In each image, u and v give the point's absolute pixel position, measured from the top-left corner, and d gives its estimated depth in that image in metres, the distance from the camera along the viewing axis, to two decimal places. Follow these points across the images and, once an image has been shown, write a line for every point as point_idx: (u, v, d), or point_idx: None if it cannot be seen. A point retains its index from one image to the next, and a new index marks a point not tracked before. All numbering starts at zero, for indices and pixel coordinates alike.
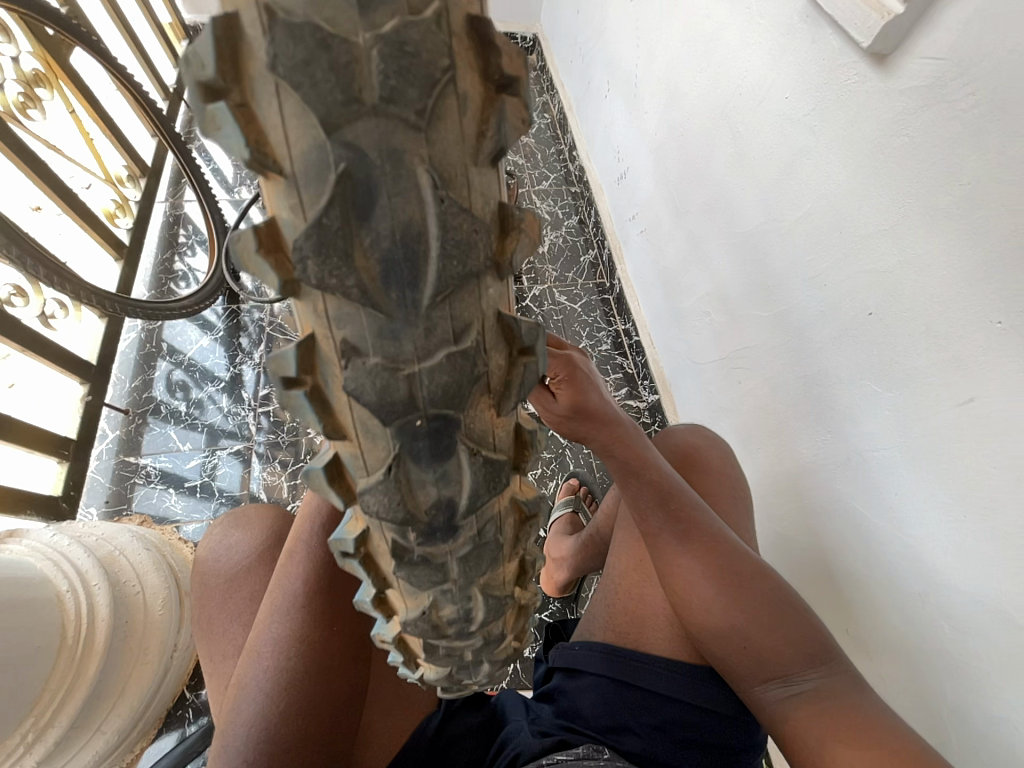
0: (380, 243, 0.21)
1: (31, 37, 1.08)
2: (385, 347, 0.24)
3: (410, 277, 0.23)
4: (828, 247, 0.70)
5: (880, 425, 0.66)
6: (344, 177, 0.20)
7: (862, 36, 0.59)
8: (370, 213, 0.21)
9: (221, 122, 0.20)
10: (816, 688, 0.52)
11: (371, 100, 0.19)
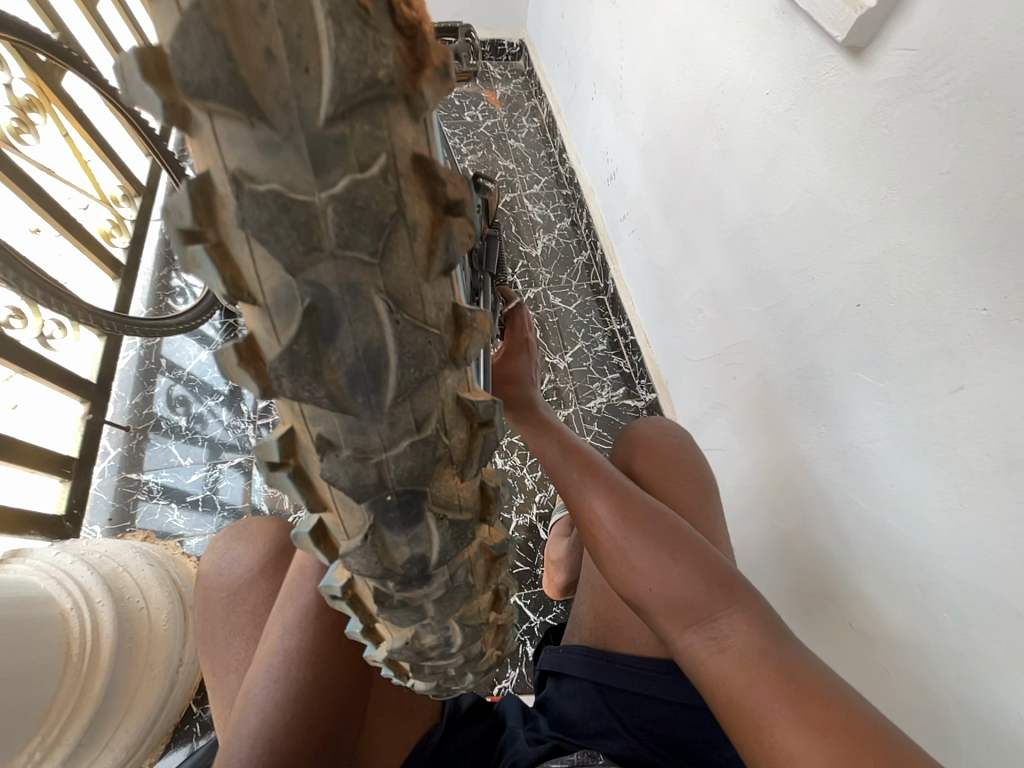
0: (346, 360, 0.24)
1: (23, 63, 1.09)
2: (355, 439, 0.27)
3: (374, 384, 0.25)
4: (813, 239, 0.70)
5: (873, 416, 0.65)
6: (310, 310, 0.23)
7: (837, 30, 0.60)
8: (335, 335, 0.24)
9: (201, 262, 0.22)
10: (734, 631, 0.51)
11: (329, 247, 0.22)
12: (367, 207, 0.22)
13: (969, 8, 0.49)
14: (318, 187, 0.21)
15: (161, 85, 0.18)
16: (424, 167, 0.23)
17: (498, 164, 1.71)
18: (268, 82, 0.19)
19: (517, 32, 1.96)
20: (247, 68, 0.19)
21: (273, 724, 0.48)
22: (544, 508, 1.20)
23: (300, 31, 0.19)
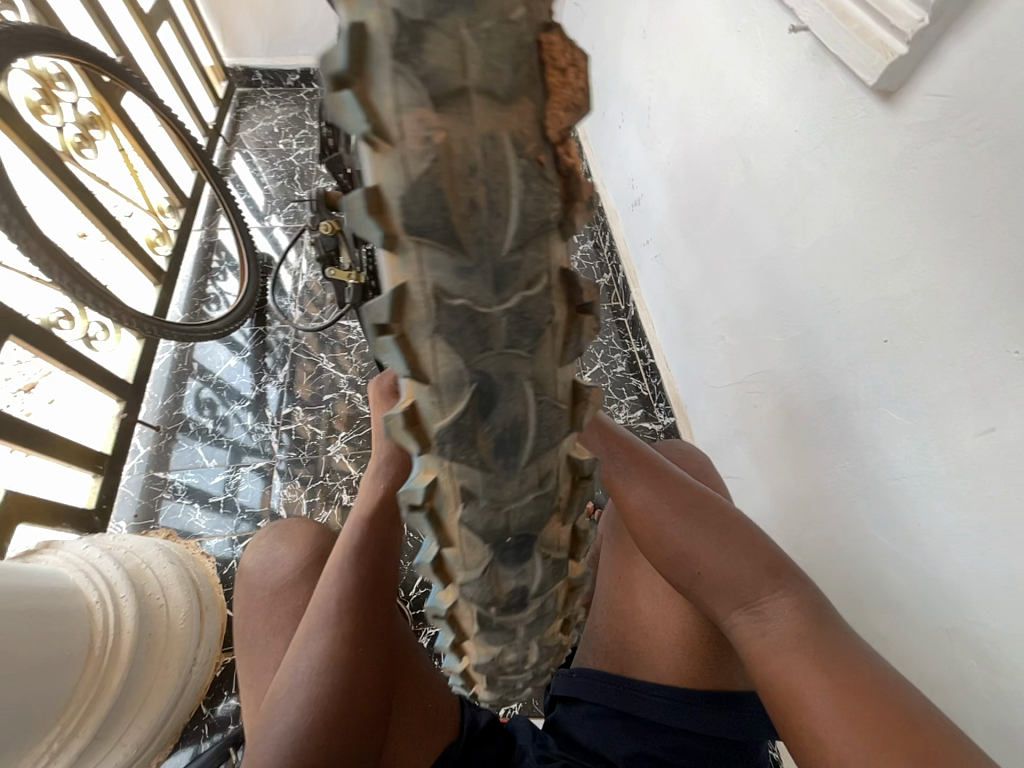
0: (497, 430, 0.28)
1: (90, 84, 1.19)
2: (492, 491, 0.30)
3: (514, 447, 0.29)
4: (840, 274, 0.71)
5: (900, 453, 0.65)
6: (476, 390, 0.26)
7: (868, 74, 0.61)
8: (491, 412, 0.27)
9: (389, 350, 0.25)
10: (777, 614, 0.50)
11: (499, 345, 0.26)
12: (531, 316, 0.25)
13: (1001, 58, 0.50)
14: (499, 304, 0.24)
15: (378, 217, 0.22)
16: (568, 278, 0.26)
17: None
18: (470, 225, 0.22)
19: None
20: (456, 215, 0.22)
21: (304, 717, 0.49)
22: None
23: (497, 187, 0.22)
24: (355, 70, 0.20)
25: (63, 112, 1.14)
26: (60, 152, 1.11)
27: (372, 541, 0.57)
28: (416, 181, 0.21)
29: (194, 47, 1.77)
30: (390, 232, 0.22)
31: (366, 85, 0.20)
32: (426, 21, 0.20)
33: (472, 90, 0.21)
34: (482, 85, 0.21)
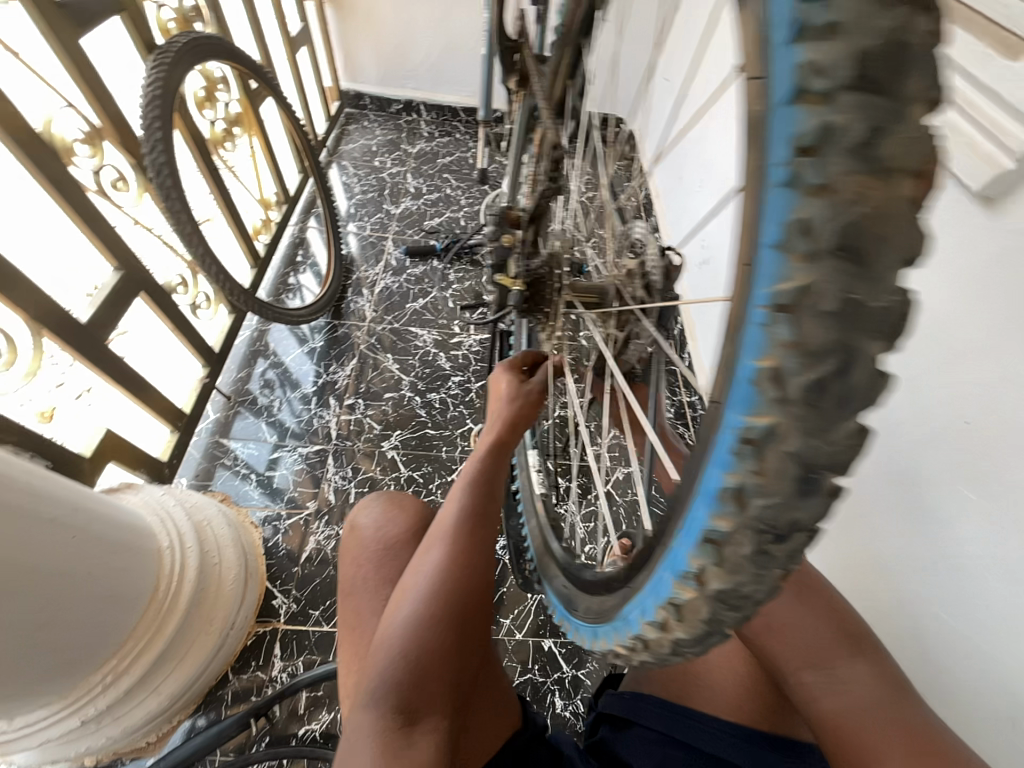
0: (855, 385, 0.23)
1: (240, 88, 1.33)
2: (808, 448, 0.24)
3: (855, 401, 0.24)
4: (923, 353, 0.76)
5: (971, 532, 0.66)
6: (844, 346, 0.23)
7: (971, 181, 0.67)
8: (850, 369, 0.23)
9: (778, 324, 0.24)
10: (856, 680, 0.52)
11: (885, 291, 0.23)
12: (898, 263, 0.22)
13: None
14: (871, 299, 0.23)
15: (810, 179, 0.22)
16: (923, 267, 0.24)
17: None
18: (881, 262, 0.22)
19: None
20: (873, 203, 0.22)
21: (426, 611, 0.54)
22: None
23: (900, 210, 0.22)
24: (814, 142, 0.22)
25: (217, 110, 1.29)
26: (209, 142, 1.25)
27: (491, 475, 0.66)
28: (844, 207, 0.22)
29: (320, 69, 1.98)
30: (802, 266, 0.23)
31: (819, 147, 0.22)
32: (883, 126, 0.21)
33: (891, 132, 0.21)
34: (907, 162, 0.22)
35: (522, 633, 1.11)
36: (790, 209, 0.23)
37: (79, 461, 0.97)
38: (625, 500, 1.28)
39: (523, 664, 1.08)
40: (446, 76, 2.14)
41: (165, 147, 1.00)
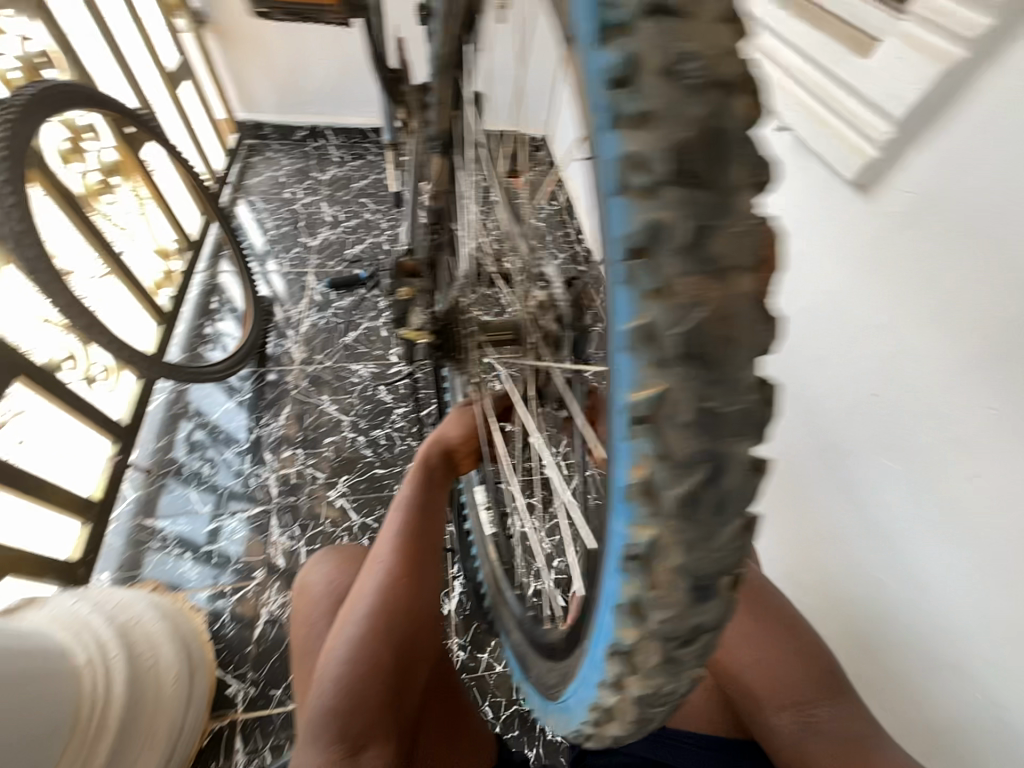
0: (724, 486, 0.25)
1: (115, 135, 1.22)
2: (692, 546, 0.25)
3: (730, 501, 0.25)
4: (829, 335, 0.80)
5: (897, 499, 0.70)
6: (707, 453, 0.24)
7: (845, 168, 0.72)
8: (715, 477, 0.24)
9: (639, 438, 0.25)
10: (828, 721, 0.54)
11: (737, 397, 0.24)
12: (733, 374, 0.24)
13: (954, 168, 0.60)
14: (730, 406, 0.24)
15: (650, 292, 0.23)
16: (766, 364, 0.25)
17: None
18: (733, 358, 0.23)
19: None
20: (707, 322, 0.23)
21: (368, 650, 0.52)
22: None
23: (727, 329, 0.23)
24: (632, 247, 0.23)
25: (88, 160, 1.17)
26: (82, 199, 1.14)
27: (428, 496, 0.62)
28: (682, 325, 0.22)
29: (209, 103, 1.87)
30: (655, 374, 0.24)
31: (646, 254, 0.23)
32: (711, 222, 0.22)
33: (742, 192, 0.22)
34: (730, 271, 0.23)
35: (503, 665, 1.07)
36: (629, 310, 0.24)
37: None
38: None
39: (508, 698, 1.04)
40: (348, 98, 2.07)
41: (22, 212, 0.89)
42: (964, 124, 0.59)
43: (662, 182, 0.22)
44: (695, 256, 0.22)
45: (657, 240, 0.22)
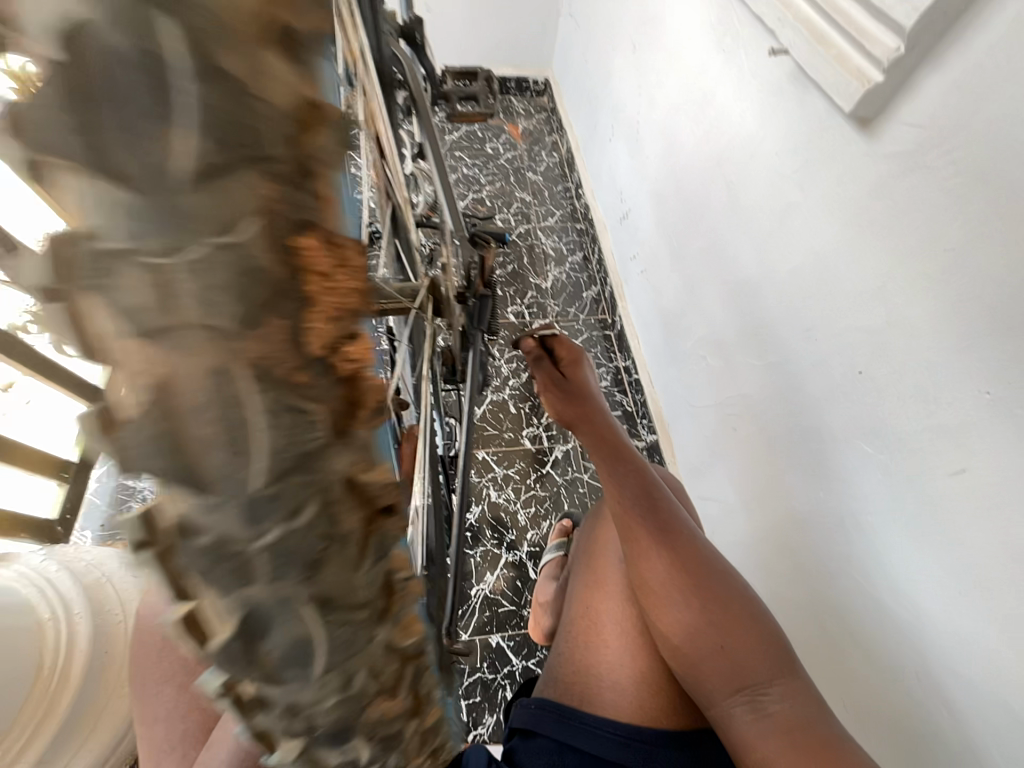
0: (225, 487, 0.17)
1: None
2: (288, 720, 0.20)
3: (304, 665, 0.19)
4: (816, 299, 0.70)
5: (874, 488, 0.63)
6: (243, 618, 0.18)
7: (845, 102, 0.60)
8: (264, 637, 0.18)
9: (144, 569, 0.17)
10: (779, 706, 0.50)
11: (217, 471, 0.17)
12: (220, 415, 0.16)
13: (975, 95, 0.49)
14: (251, 542, 0.17)
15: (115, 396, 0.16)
16: (358, 479, 0.19)
17: (517, 198, 1.81)
18: (203, 460, 0.17)
19: (542, 71, 2.04)
20: (186, 445, 0.16)
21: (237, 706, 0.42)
22: (536, 546, 1.18)
23: (236, 425, 0.16)
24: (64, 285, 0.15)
25: None
26: None
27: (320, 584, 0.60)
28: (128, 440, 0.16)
29: None
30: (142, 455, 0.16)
31: (85, 303, 0.15)
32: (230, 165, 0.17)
33: (209, 254, 0.16)
34: (202, 314, 0.16)
35: (468, 633, 1.07)
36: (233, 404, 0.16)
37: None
38: (565, 478, 1.27)
39: (471, 665, 1.04)
40: None
41: None
42: (989, 36, 0.47)
43: (57, 181, 0.15)
44: (145, 324, 0.15)
45: (73, 268, 0.15)
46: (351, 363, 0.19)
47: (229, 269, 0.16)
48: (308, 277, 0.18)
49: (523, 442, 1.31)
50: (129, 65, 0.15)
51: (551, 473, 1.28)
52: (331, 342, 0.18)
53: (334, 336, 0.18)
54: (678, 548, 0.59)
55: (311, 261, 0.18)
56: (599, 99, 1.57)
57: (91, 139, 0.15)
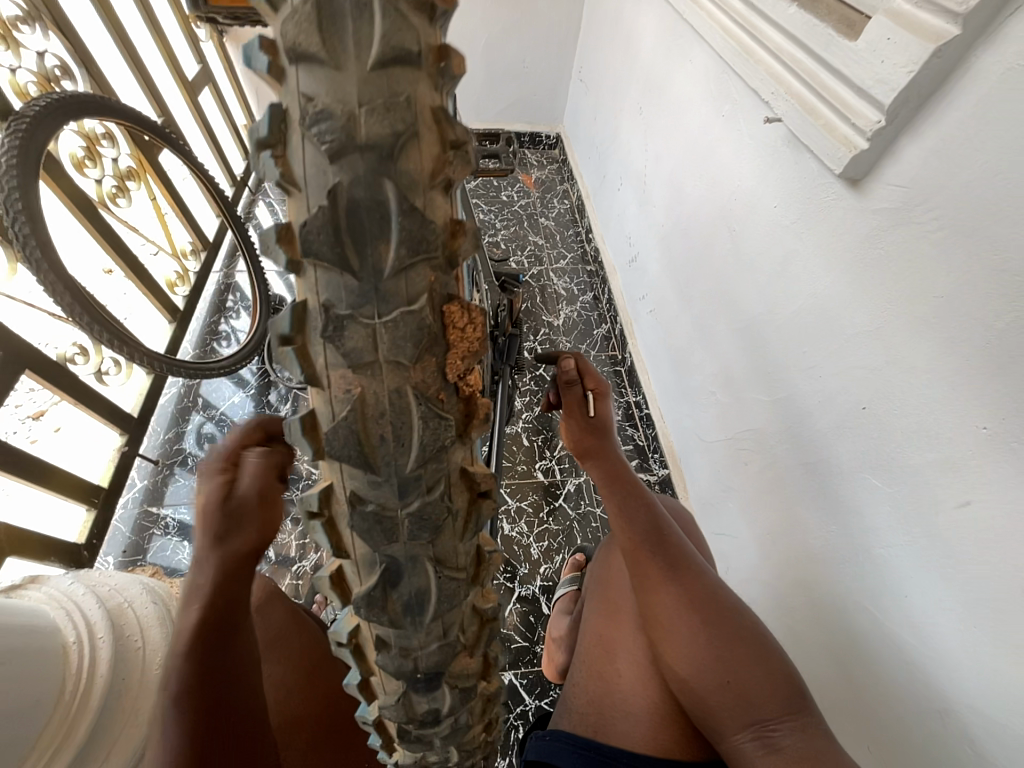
0: (386, 454, 0.33)
1: (131, 142, 1.26)
2: (402, 641, 0.39)
3: (418, 606, 0.38)
4: (817, 340, 0.74)
5: (883, 521, 0.65)
6: (385, 570, 0.36)
7: (835, 163, 0.67)
8: (398, 583, 0.37)
9: (317, 534, 0.36)
10: (790, 742, 0.49)
11: (380, 449, 0.33)
12: (384, 411, 0.32)
13: (950, 160, 0.55)
14: (400, 507, 0.35)
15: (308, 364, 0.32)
16: (466, 478, 0.37)
17: (530, 241, 1.92)
18: (378, 451, 0.33)
19: (554, 127, 2.19)
20: (364, 434, 0.32)
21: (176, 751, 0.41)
22: (549, 580, 1.18)
23: (402, 427, 0.33)
24: (296, 332, 0.31)
25: (103, 167, 1.20)
26: (94, 200, 1.16)
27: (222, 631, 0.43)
28: (338, 420, 0.32)
29: (227, 103, 1.87)
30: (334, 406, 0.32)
31: (307, 340, 0.31)
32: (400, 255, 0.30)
33: (383, 361, 0.31)
34: (391, 354, 0.32)
35: None
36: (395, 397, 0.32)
37: (26, 549, 1.00)
38: (577, 511, 1.28)
39: None
40: None
41: (28, 213, 0.87)
42: (958, 112, 0.54)
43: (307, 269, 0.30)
44: (348, 350, 0.31)
45: (306, 321, 0.31)
46: (467, 388, 0.36)
47: (401, 320, 0.31)
48: (449, 335, 0.33)
49: (536, 475, 1.33)
50: (360, 203, 0.28)
51: (563, 506, 1.29)
52: (460, 372, 0.34)
53: (458, 373, 0.34)
54: (684, 579, 0.60)
55: (455, 321, 0.33)
56: (608, 152, 1.68)
57: (331, 237, 0.29)
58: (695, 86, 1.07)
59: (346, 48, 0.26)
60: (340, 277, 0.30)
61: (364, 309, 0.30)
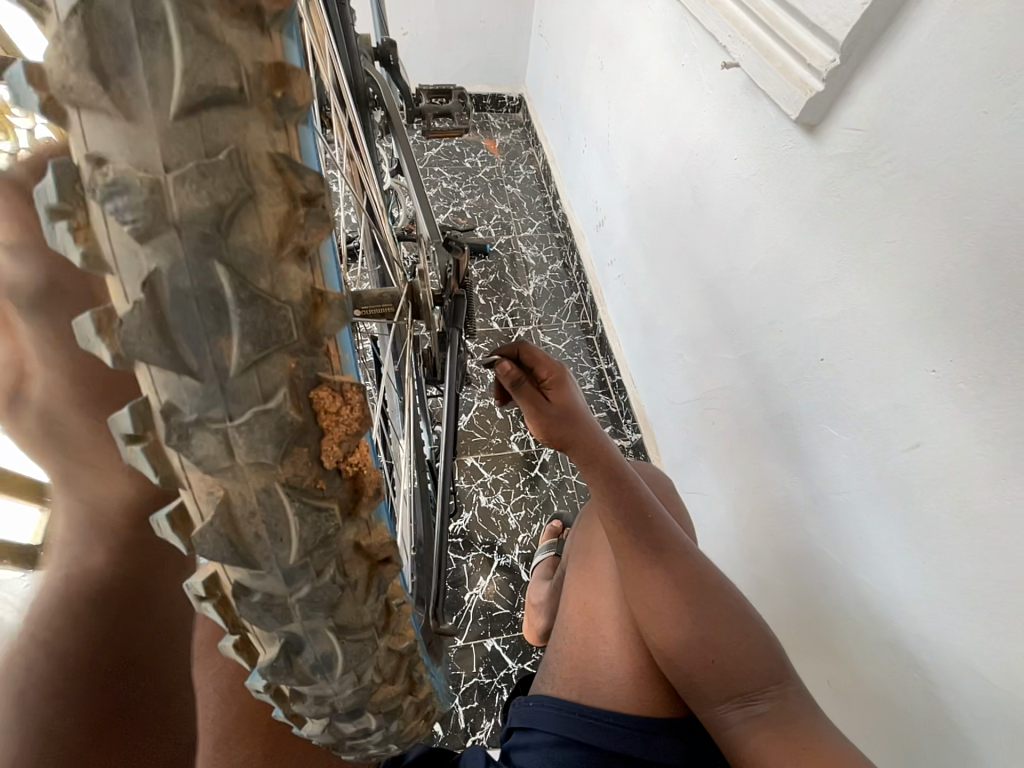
0: (259, 535, 0.26)
1: None
2: (317, 692, 0.33)
3: (327, 664, 0.32)
4: (777, 294, 0.74)
5: (840, 469, 0.66)
6: (284, 642, 0.30)
7: (791, 109, 0.65)
8: (301, 650, 0.31)
9: (209, 611, 0.29)
10: (770, 709, 0.53)
11: (251, 532, 0.26)
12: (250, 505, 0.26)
13: (902, 99, 0.54)
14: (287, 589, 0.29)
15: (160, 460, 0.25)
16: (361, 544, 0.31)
17: (496, 209, 1.86)
18: (254, 544, 0.27)
19: (516, 88, 2.10)
20: (229, 526, 0.26)
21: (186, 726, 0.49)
22: (527, 549, 1.20)
23: (276, 519, 0.27)
24: (143, 430, 0.24)
25: None
26: None
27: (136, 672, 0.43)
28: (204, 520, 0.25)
29: None
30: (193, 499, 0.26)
31: (158, 440, 0.24)
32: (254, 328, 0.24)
33: (241, 463, 0.25)
34: (250, 451, 0.25)
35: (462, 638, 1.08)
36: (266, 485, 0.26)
37: None
38: (553, 481, 1.29)
39: (467, 670, 1.05)
40: None
41: None
42: (910, 48, 0.52)
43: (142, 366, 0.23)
44: (199, 449, 0.24)
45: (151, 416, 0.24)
46: (352, 465, 0.29)
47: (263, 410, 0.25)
48: (322, 417, 0.27)
49: (510, 448, 1.33)
50: (186, 294, 0.22)
51: (539, 477, 1.30)
52: (338, 454, 0.28)
53: (344, 453, 0.28)
54: (673, 566, 0.61)
55: (326, 404, 0.27)
56: (570, 112, 1.63)
57: (159, 319, 0.22)
58: (655, 36, 1.02)
59: (142, 99, 0.20)
60: (178, 382, 0.23)
61: (213, 396, 0.24)
